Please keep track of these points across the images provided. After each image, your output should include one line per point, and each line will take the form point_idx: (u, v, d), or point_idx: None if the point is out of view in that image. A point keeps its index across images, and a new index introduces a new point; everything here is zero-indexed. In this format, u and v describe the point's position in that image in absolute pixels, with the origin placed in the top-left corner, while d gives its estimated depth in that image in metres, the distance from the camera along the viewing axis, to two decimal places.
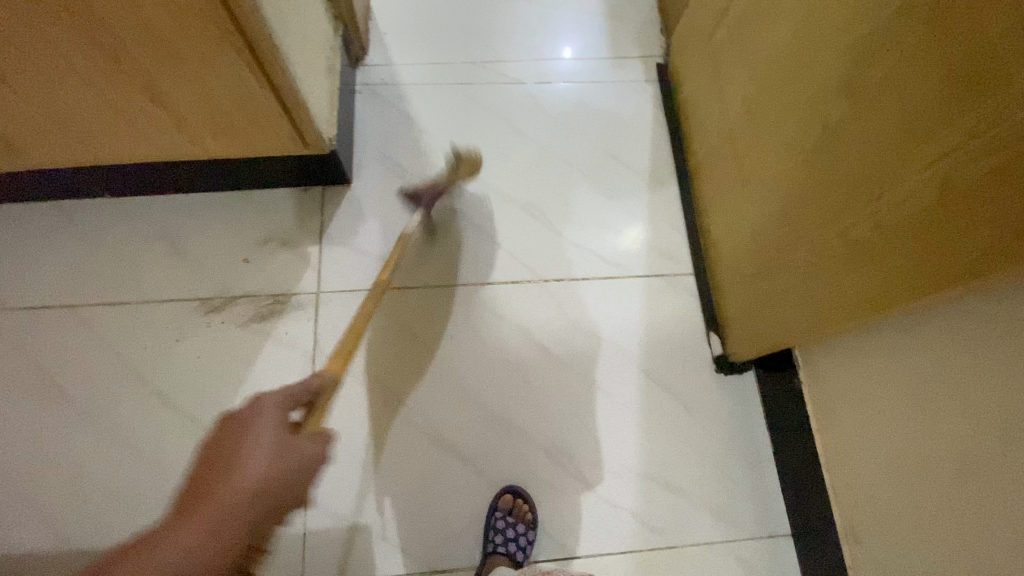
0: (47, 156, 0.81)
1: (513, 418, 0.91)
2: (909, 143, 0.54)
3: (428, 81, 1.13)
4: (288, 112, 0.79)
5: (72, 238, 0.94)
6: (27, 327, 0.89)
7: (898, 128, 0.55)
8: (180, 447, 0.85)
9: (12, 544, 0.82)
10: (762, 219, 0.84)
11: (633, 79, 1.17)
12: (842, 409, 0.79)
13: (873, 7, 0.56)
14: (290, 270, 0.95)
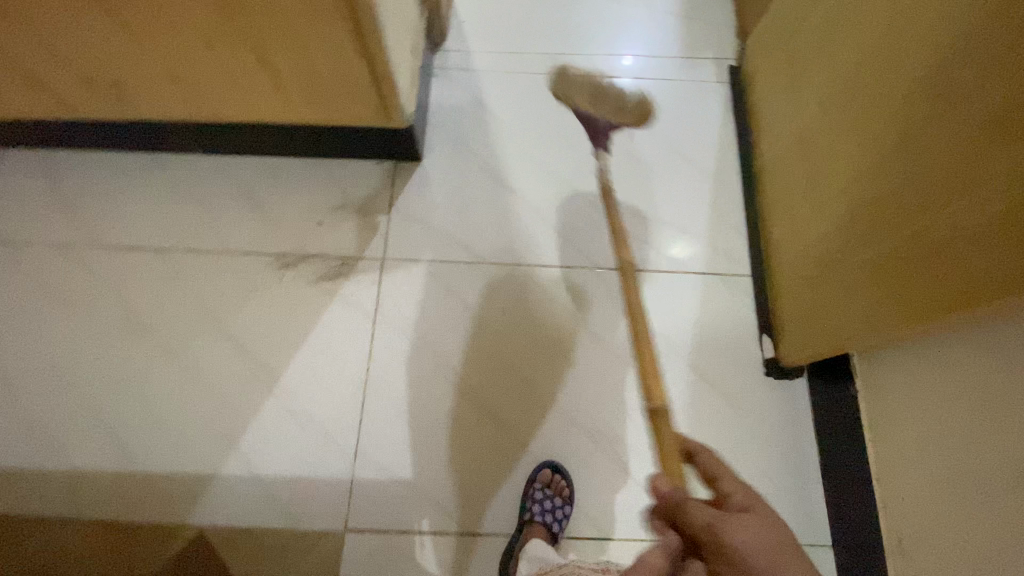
0: (157, 109, 0.89)
1: (560, 397, 0.93)
2: (988, 146, 0.54)
3: (501, 69, 1.17)
4: (377, 83, 0.84)
5: (168, 188, 1.02)
6: (119, 264, 0.97)
7: (978, 131, 0.56)
8: (245, 387, 0.90)
9: (81, 458, 0.87)
10: (827, 223, 0.83)
11: (704, 79, 1.18)
12: (900, 419, 0.77)
13: (971, 12, 0.57)
14: (360, 236, 1.01)
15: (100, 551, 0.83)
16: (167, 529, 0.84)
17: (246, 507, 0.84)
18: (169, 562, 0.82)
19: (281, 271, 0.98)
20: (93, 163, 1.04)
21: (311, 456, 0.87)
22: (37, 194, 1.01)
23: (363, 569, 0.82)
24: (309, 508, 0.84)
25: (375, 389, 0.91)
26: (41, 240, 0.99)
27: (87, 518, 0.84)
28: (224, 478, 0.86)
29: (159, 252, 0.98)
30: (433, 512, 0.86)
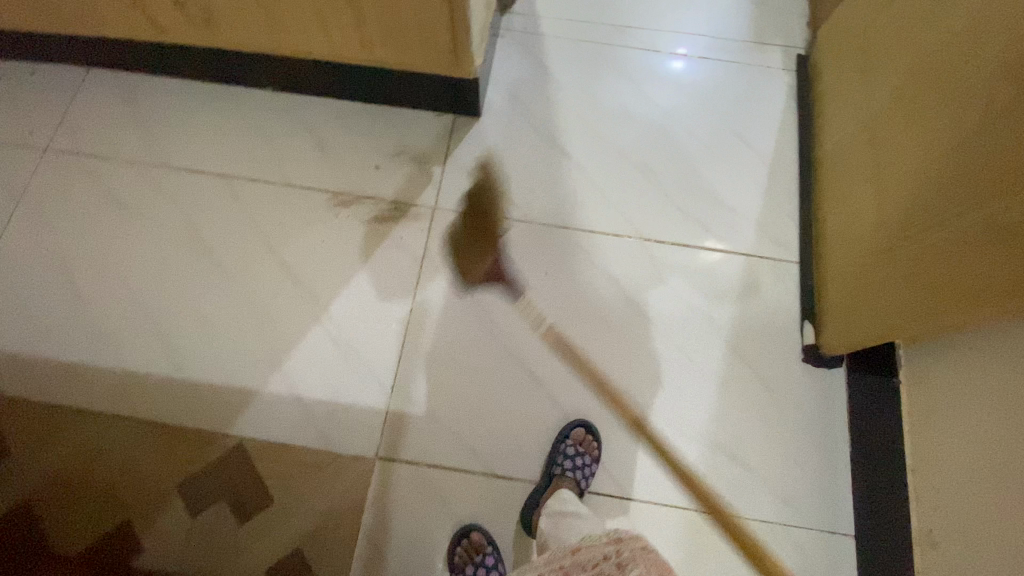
0: (241, 38, 0.92)
1: (594, 359, 0.94)
2: None
3: (567, 36, 1.18)
4: (455, 29, 0.85)
5: (237, 119, 1.06)
6: (185, 184, 1.01)
7: None
8: (293, 313, 0.94)
9: (131, 361, 0.91)
10: (882, 210, 0.82)
11: (768, 65, 1.17)
12: (941, 411, 0.76)
13: None
14: (414, 183, 1.03)
15: (142, 450, 0.87)
16: (207, 437, 0.87)
17: (284, 425, 0.88)
18: (206, 467, 0.86)
19: (337, 208, 1.01)
20: (169, 88, 1.08)
21: (349, 385, 0.90)
22: (115, 112, 1.06)
23: (390, 497, 0.85)
24: (343, 433, 0.88)
25: (416, 329, 0.94)
26: (115, 155, 1.03)
27: (132, 418, 0.88)
28: (265, 396, 0.89)
29: (224, 178, 1.02)
30: (461, 451, 0.88)
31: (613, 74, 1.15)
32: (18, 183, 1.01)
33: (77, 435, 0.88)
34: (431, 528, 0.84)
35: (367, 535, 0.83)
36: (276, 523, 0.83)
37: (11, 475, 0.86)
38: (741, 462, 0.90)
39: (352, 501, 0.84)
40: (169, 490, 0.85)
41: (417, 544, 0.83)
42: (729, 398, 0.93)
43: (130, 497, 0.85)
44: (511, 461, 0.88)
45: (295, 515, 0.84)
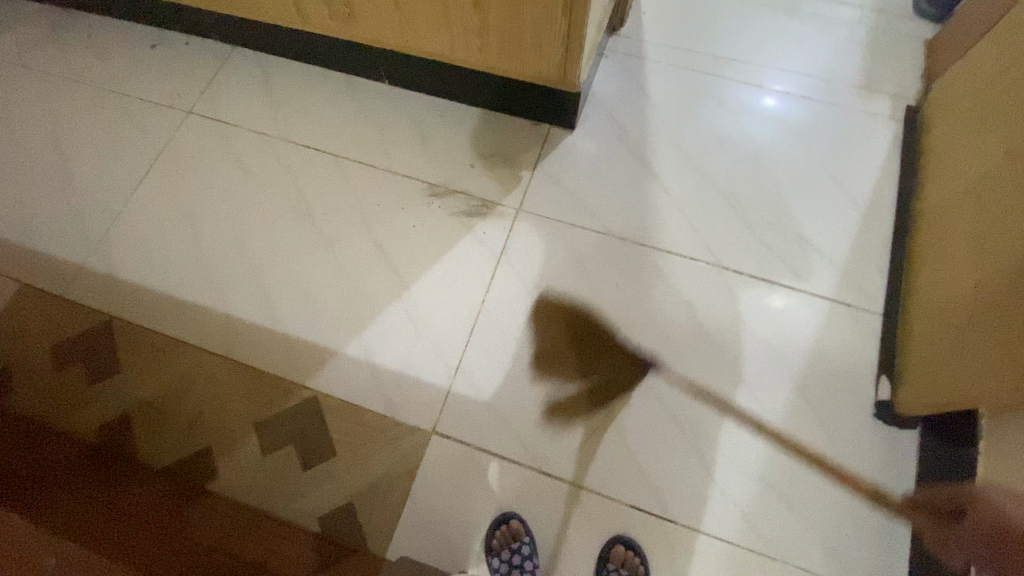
0: (371, 34, 1.02)
1: (655, 377, 0.95)
2: None
3: (670, 62, 1.21)
4: (568, 43, 0.91)
5: (354, 106, 1.16)
6: (301, 158, 1.12)
7: None
8: (378, 287, 1.01)
9: (231, 307, 1.01)
10: (976, 271, 0.79)
11: (873, 112, 1.16)
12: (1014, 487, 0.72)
13: None
14: (505, 183, 1.09)
15: (230, 386, 0.95)
16: (286, 386, 0.95)
17: (355, 387, 0.95)
18: (282, 413, 0.93)
19: (430, 197, 1.08)
20: (300, 71, 1.20)
21: (419, 360, 0.96)
22: (253, 87, 1.19)
23: (440, 472, 0.90)
24: (407, 404, 0.93)
25: (487, 319, 0.99)
26: (245, 124, 1.16)
27: (225, 357, 0.97)
28: (343, 358, 0.97)
29: (336, 157, 1.12)
30: (512, 441, 0.91)
31: (712, 103, 1.17)
32: (163, 137, 1.15)
33: (176, 363, 0.97)
34: (474, 508, 0.88)
35: (415, 503, 0.88)
36: (335, 475, 0.89)
37: (109, 392, 0.96)
38: (794, 506, 0.88)
39: (405, 469, 0.90)
40: (246, 427, 0.93)
41: (460, 521, 0.87)
42: (788, 440, 0.91)
43: (211, 428, 0.93)
44: (560, 459, 0.90)
45: (353, 472, 0.90)
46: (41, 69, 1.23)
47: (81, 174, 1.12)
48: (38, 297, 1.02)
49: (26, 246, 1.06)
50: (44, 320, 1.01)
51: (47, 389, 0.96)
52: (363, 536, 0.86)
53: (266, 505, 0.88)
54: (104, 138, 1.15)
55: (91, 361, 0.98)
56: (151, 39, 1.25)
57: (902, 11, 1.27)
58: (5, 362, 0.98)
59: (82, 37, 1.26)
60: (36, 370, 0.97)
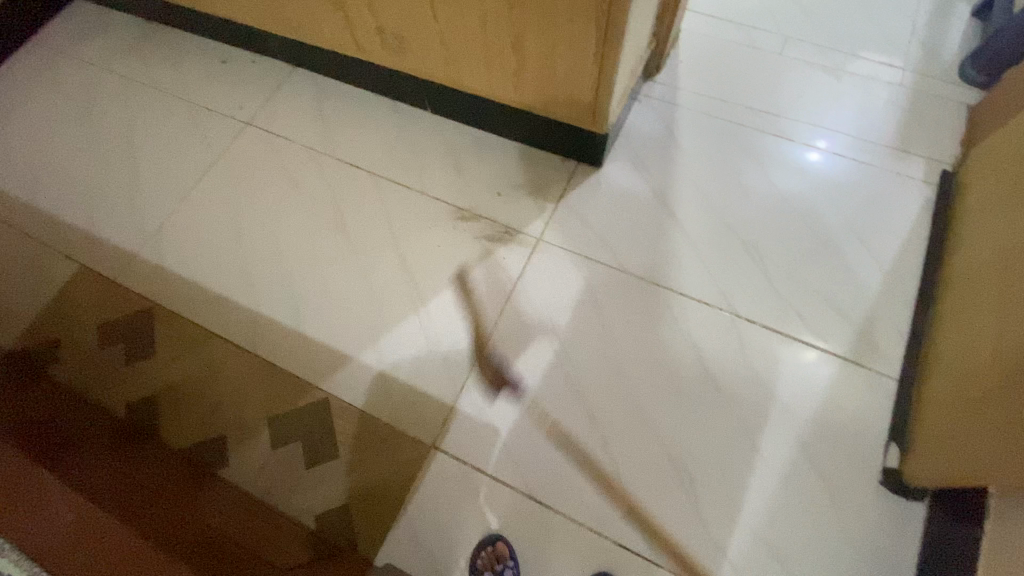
0: (418, 66, 1.10)
1: (655, 416, 0.96)
2: None
3: (703, 110, 1.24)
4: (599, 87, 0.96)
5: (396, 130, 1.24)
6: (342, 174, 1.20)
7: None
8: (398, 300, 1.07)
9: (260, 305, 1.08)
10: (991, 343, 0.77)
11: (907, 175, 1.15)
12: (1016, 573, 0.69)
13: None
14: (528, 213, 1.14)
15: (250, 380, 1.01)
16: (301, 385, 1.00)
17: (364, 394, 0.99)
18: (294, 410, 0.98)
19: (456, 221, 1.14)
20: (351, 94, 1.29)
21: (427, 375, 1.00)
22: (306, 105, 1.29)
23: (434, 485, 0.92)
24: (411, 416, 0.97)
25: (497, 341, 1.02)
26: (296, 138, 1.25)
27: (250, 352, 1.04)
28: (357, 364, 1.02)
29: (374, 175, 1.19)
30: (508, 464, 0.93)
31: (742, 153, 1.19)
32: (221, 144, 1.25)
33: (205, 353, 1.04)
34: (464, 526, 0.90)
35: (407, 512, 0.91)
36: (336, 476, 0.93)
37: (143, 373, 1.03)
38: (787, 566, 0.85)
39: (402, 479, 0.93)
40: (260, 420, 0.98)
41: (447, 536, 0.89)
42: (787, 497, 0.90)
43: (229, 417, 0.99)
44: (552, 487, 0.92)
45: (352, 475, 0.93)
46: (125, 75, 1.36)
47: (145, 172, 1.23)
48: (93, 280, 1.12)
49: (89, 232, 1.17)
50: (96, 301, 1.10)
51: (89, 366, 1.04)
52: (353, 539, 0.89)
53: (269, 497, 0.93)
54: (170, 141, 1.26)
55: (131, 343, 1.06)
56: (222, 56, 1.37)
57: (945, 76, 1.26)
58: (56, 336, 1.07)
59: (163, 49, 1.39)
60: (82, 346, 1.06)
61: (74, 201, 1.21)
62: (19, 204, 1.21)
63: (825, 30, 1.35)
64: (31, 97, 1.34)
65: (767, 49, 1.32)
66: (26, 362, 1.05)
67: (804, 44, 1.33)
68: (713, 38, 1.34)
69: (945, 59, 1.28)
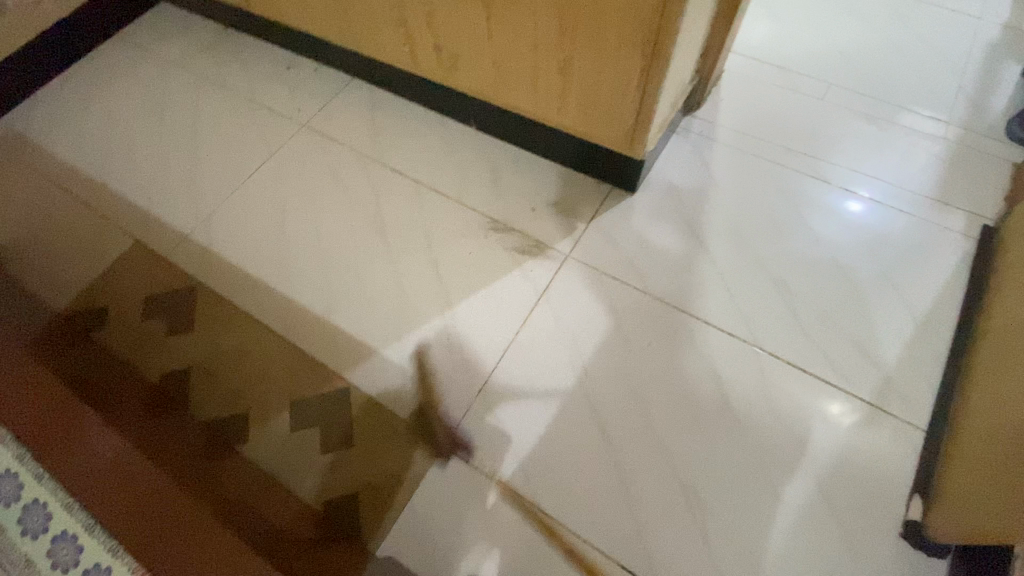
0: (468, 84, 1.16)
1: (669, 440, 0.95)
2: None
3: (741, 147, 1.26)
4: (639, 114, 0.99)
5: (440, 142, 1.30)
6: (385, 178, 1.26)
7: None
8: (425, 301, 1.10)
9: (295, 294, 1.12)
10: None
11: (945, 226, 1.14)
12: None
13: None
14: (559, 230, 1.17)
15: (277, 364, 1.05)
16: (325, 373, 1.04)
17: (384, 388, 1.02)
18: (316, 396, 1.01)
19: (489, 231, 1.17)
20: (402, 105, 1.37)
21: (447, 376, 1.02)
22: (360, 113, 1.36)
23: (443, 484, 0.93)
24: (426, 414, 0.99)
25: (517, 350, 1.04)
26: (346, 142, 1.32)
27: (281, 337, 1.08)
28: (380, 359, 1.05)
29: (415, 182, 1.25)
30: (517, 472, 0.94)
31: (775, 192, 1.20)
32: (277, 142, 1.33)
33: (238, 333, 1.09)
34: (467, 530, 0.90)
35: (413, 509, 0.91)
36: (347, 465, 0.95)
37: (179, 347, 1.08)
38: None
39: (411, 475, 0.94)
40: (281, 402, 1.01)
41: (450, 537, 0.89)
42: (800, 539, 0.87)
43: (252, 397, 1.02)
44: (559, 500, 0.91)
45: (364, 465, 0.95)
46: (199, 73, 1.47)
47: (206, 161, 1.32)
48: (144, 254, 1.20)
49: (148, 212, 1.25)
50: (145, 275, 1.17)
51: (131, 333, 1.10)
52: (357, 528, 0.90)
53: (282, 476, 0.95)
54: (231, 135, 1.35)
55: (172, 317, 1.11)
56: (288, 63, 1.47)
57: (990, 132, 1.26)
58: (105, 304, 1.14)
59: (235, 53, 1.51)
60: (127, 314, 1.12)
61: (136, 182, 1.30)
62: (88, 179, 1.31)
63: (868, 79, 1.36)
64: (111, 85, 1.46)
65: (809, 93, 1.34)
66: (74, 324, 1.12)
67: (848, 92, 1.34)
68: (755, 80, 1.37)
69: (990, 116, 1.28)
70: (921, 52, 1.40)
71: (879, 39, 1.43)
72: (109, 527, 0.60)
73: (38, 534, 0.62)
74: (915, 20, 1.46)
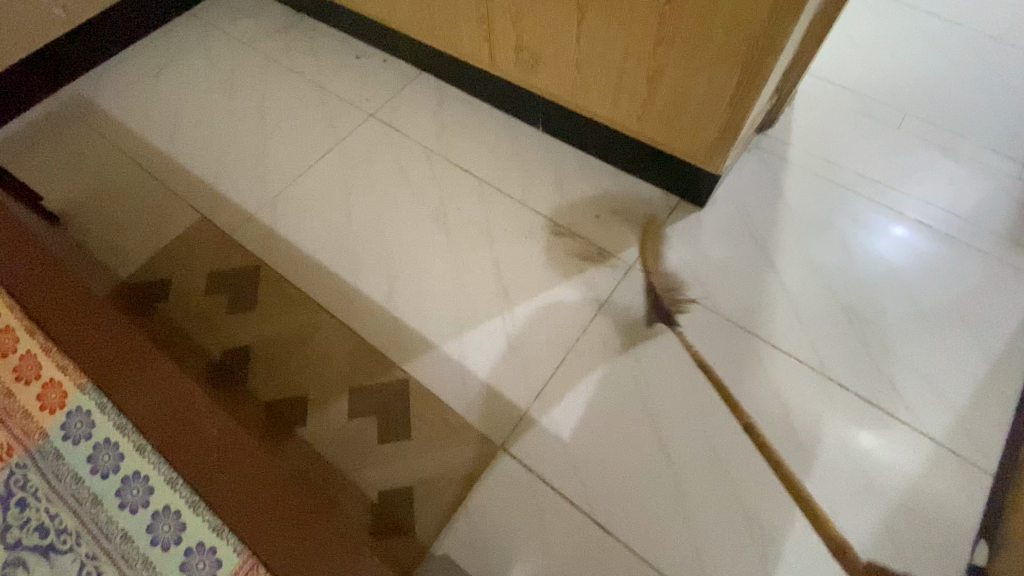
0: (544, 87, 1.16)
1: (729, 461, 0.94)
2: None
3: (813, 170, 1.24)
4: (725, 129, 0.98)
5: (507, 141, 1.30)
6: (451, 173, 1.26)
7: None
8: (486, 299, 1.10)
9: (357, 281, 1.13)
10: None
11: (1023, 268, 1.11)
12: None
13: None
14: (625, 239, 1.16)
15: (337, 349, 1.05)
16: (384, 363, 1.04)
17: (443, 383, 1.01)
18: (375, 385, 1.02)
19: (553, 234, 1.17)
20: (470, 102, 1.37)
21: (505, 376, 1.02)
22: (427, 106, 1.37)
23: (498, 484, 0.93)
24: (483, 413, 0.99)
25: (577, 356, 1.04)
26: (412, 134, 1.32)
27: (343, 323, 1.08)
28: (440, 354, 1.04)
29: (481, 179, 1.25)
30: (573, 479, 0.93)
31: (847, 218, 1.18)
32: (344, 129, 1.34)
33: (300, 316, 1.09)
34: (524, 534, 0.89)
35: (468, 507, 0.91)
36: (404, 457, 0.95)
37: (241, 324, 1.09)
38: None
39: (468, 473, 0.94)
40: (341, 389, 1.01)
41: (504, 538, 0.89)
42: None
43: (312, 381, 1.02)
44: (615, 512, 0.91)
45: (420, 459, 0.95)
46: (269, 55, 1.49)
47: (273, 142, 1.33)
48: (209, 230, 1.21)
49: (215, 188, 1.27)
50: (210, 250, 1.18)
51: (194, 307, 1.11)
52: (413, 521, 0.90)
53: (339, 463, 0.95)
54: (299, 119, 1.36)
55: (234, 294, 1.12)
56: (357, 51, 1.48)
57: None
58: (169, 275, 1.15)
59: (305, 38, 1.52)
60: (190, 288, 1.14)
61: (203, 159, 1.31)
62: (157, 151, 1.33)
63: (945, 111, 1.33)
64: (182, 61, 1.48)
65: (884, 121, 1.32)
66: (139, 293, 1.13)
67: (924, 123, 1.31)
68: (829, 103, 1.35)
69: None
70: (1002, 87, 1.36)
71: (955, 70, 1.40)
72: (213, 503, 0.58)
73: (138, 508, 0.59)
74: (995, 54, 1.43)
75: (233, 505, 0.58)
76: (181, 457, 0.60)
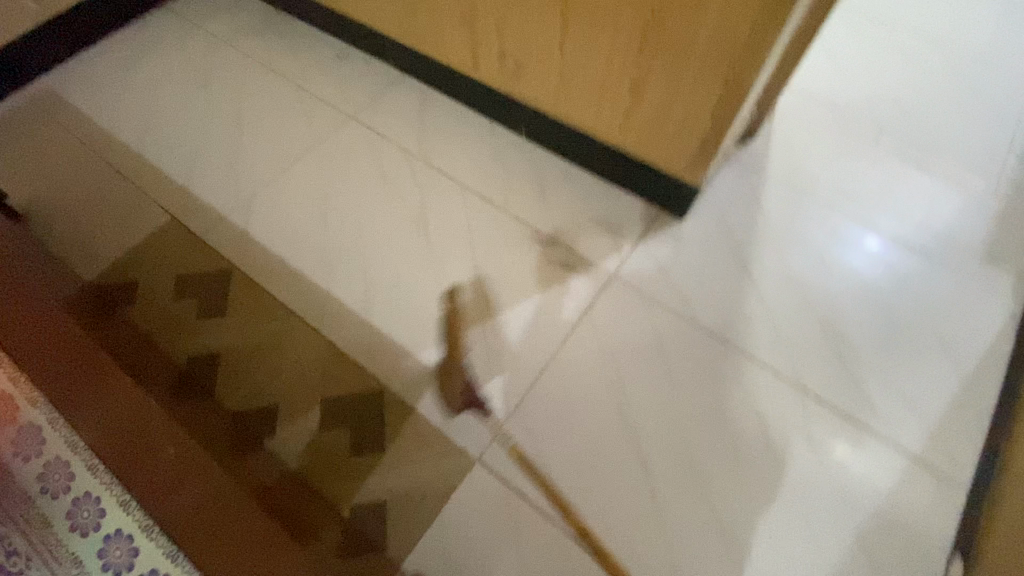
0: (527, 94, 1.15)
1: (708, 475, 0.93)
2: None
3: (793, 184, 1.25)
4: (707, 141, 0.98)
5: (488, 148, 1.29)
6: (431, 178, 1.24)
7: None
8: (465, 307, 1.08)
9: (332, 288, 1.10)
10: None
11: (993, 284, 1.13)
12: None
13: None
14: (606, 249, 1.15)
15: (310, 358, 1.02)
16: (359, 373, 1.01)
17: (419, 393, 0.99)
18: (350, 395, 0.99)
19: (534, 243, 1.15)
20: (452, 107, 1.35)
21: (483, 387, 1.00)
22: (409, 110, 1.35)
23: (475, 498, 0.91)
24: (460, 425, 0.97)
25: (556, 367, 1.02)
26: (393, 138, 1.30)
27: (316, 330, 1.05)
28: (416, 363, 1.02)
29: (462, 185, 1.23)
30: (551, 493, 0.92)
31: (824, 232, 1.19)
32: (322, 131, 1.31)
33: (272, 323, 1.06)
34: (500, 549, 0.88)
35: (443, 522, 0.89)
36: (377, 470, 0.93)
37: (210, 331, 1.05)
38: None
39: (443, 486, 0.92)
40: (313, 399, 0.98)
41: (479, 554, 0.87)
42: None
43: (284, 391, 0.99)
44: (592, 526, 0.90)
45: (393, 473, 0.93)
46: (246, 53, 1.45)
47: (248, 142, 1.29)
48: (180, 232, 1.17)
49: (186, 189, 1.22)
50: (179, 254, 1.14)
51: (161, 313, 1.07)
52: (386, 535, 0.88)
53: (311, 476, 0.92)
54: (276, 120, 1.33)
55: (204, 299, 1.09)
56: (338, 52, 1.45)
57: None
58: (135, 279, 1.11)
59: (285, 37, 1.48)
60: (158, 293, 1.09)
61: (175, 158, 1.27)
62: (126, 150, 1.28)
63: (920, 128, 1.36)
64: (155, 57, 1.43)
65: (862, 137, 1.34)
66: (103, 298, 1.09)
67: (900, 139, 1.34)
68: (809, 118, 1.36)
69: None
70: (974, 106, 1.40)
71: (932, 88, 1.43)
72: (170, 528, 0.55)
73: (90, 532, 0.55)
74: (967, 73, 1.46)
75: (189, 528, 0.55)
76: (138, 477, 0.57)
